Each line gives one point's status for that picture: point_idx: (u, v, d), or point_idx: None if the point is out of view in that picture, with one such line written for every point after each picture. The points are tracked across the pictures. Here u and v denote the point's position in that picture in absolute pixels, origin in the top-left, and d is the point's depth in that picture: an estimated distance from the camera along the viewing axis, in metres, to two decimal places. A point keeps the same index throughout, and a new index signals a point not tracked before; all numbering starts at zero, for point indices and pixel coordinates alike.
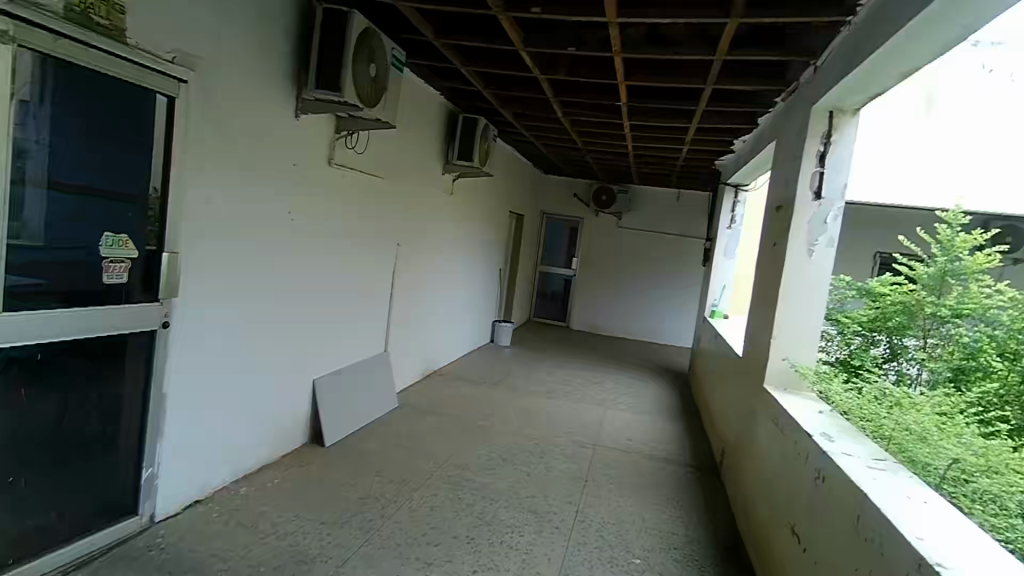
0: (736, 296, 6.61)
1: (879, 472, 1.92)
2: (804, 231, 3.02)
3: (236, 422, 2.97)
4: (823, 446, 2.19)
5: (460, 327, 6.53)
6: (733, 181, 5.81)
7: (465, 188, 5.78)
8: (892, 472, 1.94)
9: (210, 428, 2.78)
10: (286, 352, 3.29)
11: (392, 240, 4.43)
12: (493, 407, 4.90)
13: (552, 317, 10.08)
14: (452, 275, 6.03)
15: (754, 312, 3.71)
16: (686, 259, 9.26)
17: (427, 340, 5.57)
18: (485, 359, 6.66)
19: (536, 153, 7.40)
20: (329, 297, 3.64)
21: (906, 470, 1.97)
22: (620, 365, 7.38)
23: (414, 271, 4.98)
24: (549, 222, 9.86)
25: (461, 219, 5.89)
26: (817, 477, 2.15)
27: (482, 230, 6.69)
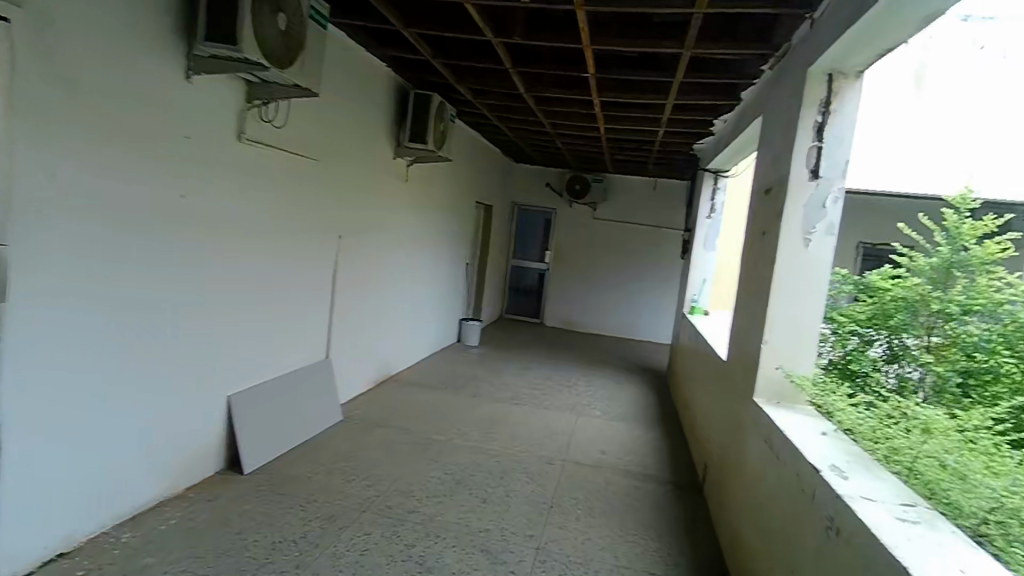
0: (718, 290, 6.19)
1: (911, 526, 1.49)
2: (798, 217, 2.57)
3: (117, 451, 2.43)
4: (835, 485, 1.74)
5: (422, 326, 6.00)
6: (714, 167, 5.39)
7: (422, 175, 5.24)
8: (927, 524, 1.52)
9: (75, 460, 2.23)
10: (190, 365, 2.77)
11: (331, 231, 3.89)
12: (452, 417, 4.40)
13: (525, 313, 9.60)
14: (411, 271, 5.50)
15: (739, 311, 3.27)
16: (664, 250, 8.86)
17: (382, 343, 5.04)
18: (449, 361, 6.14)
19: (503, 138, 6.89)
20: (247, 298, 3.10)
21: (944, 524, 1.54)
22: (596, 365, 6.93)
23: (362, 267, 4.44)
24: (521, 214, 9.36)
25: (419, 209, 5.36)
26: (831, 528, 1.70)
27: (445, 222, 6.16)
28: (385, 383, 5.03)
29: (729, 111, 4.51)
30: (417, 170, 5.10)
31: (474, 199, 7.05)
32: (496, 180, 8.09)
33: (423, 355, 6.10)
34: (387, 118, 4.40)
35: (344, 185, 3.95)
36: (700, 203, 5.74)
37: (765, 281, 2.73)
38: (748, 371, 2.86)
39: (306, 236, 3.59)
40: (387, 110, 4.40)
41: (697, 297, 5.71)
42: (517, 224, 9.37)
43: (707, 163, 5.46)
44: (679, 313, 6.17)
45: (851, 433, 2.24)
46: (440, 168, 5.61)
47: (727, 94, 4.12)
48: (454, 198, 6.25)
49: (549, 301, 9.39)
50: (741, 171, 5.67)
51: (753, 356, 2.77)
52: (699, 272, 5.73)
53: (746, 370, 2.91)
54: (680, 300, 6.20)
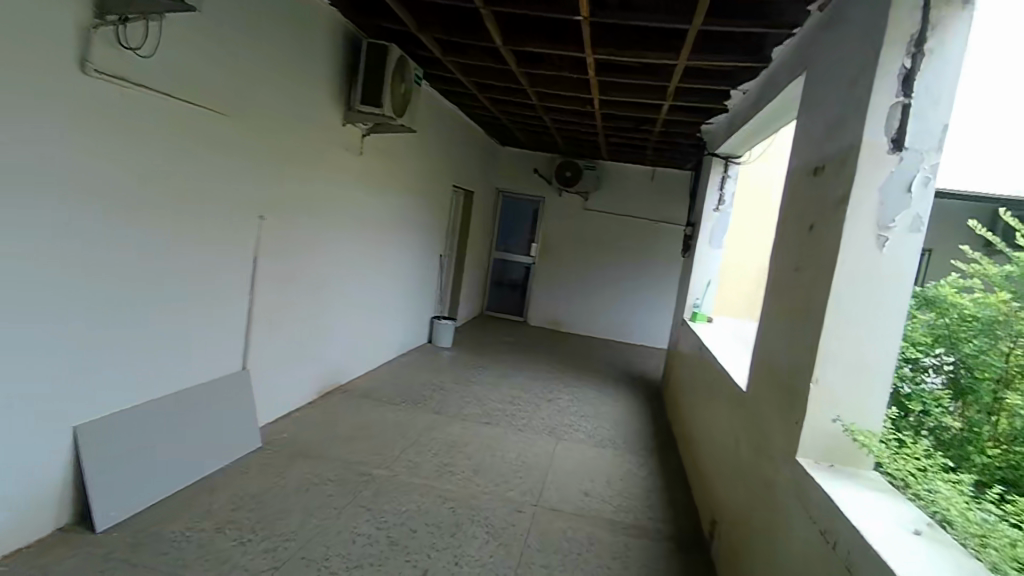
0: (723, 294, 5.44)
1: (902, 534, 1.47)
2: (871, 206, 1.80)
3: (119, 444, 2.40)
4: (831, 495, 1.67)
5: (385, 325, 5.19)
6: (723, 152, 4.68)
7: (383, 148, 4.43)
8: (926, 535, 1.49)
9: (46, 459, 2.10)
10: (180, 357, 2.74)
11: (251, 208, 3.07)
12: (405, 439, 3.62)
13: (508, 311, 8.82)
14: (370, 261, 4.68)
15: (769, 327, 2.52)
16: (660, 246, 8.12)
17: (330, 347, 4.23)
18: (415, 365, 5.36)
19: (485, 114, 6.08)
20: (127, 296, 2.35)
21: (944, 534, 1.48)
22: (582, 372, 6.17)
23: (298, 254, 3.62)
24: (506, 201, 8.56)
25: (381, 189, 4.56)
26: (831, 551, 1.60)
27: (415, 207, 5.36)
28: (333, 394, 4.24)
29: (750, 80, 3.72)
30: (376, 140, 4.28)
31: (450, 182, 6.26)
32: (477, 163, 7.29)
33: (384, 359, 5.30)
34: (332, 73, 3.58)
35: (268, 150, 3.13)
36: (706, 192, 4.98)
37: (815, 292, 1.97)
38: (783, 414, 2.10)
39: (213, 213, 2.79)
40: (332, 61, 3.57)
41: (697, 300, 4.93)
42: (501, 212, 8.57)
43: (715, 148, 4.74)
44: (679, 319, 5.42)
45: (951, 527, 1.49)
46: (407, 139, 4.80)
47: (750, 56, 3.34)
48: (425, 179, 5.45)
49: (534, 297, 8.60)
50: (754, 157, 4.94)
51: (794, 392, 2.02)
52: (703, 273, 4.94)
53: (779, 410, 2.15)
54: (680, 304, 5.44)
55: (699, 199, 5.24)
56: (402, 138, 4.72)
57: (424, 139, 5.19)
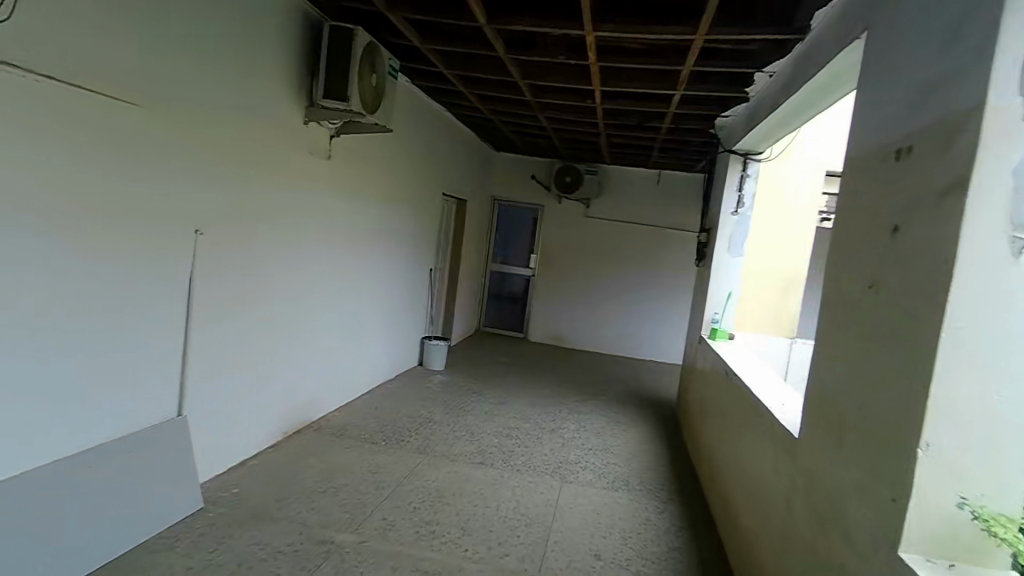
0: (743, 308, 4.90)
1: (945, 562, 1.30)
2: (999, 197, 1.26)
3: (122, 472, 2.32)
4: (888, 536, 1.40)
5: (365, 349, 4.64)
6: (742, 148, 4.17)
7: (357, 150, 3.91)
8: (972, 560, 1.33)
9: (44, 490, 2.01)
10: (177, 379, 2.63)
11: (185, 218, 2.53)
12: (380, 490, 3.06)
13: (508, 327, 8.26)
14: (347, 278, 4.14)
15: (830, 357, 1.96)
16: (669, 255, 7.59)
17: (299, 378, 3.68)
18: (401, 393, 4.81)
19: (476, 114, 5.58)
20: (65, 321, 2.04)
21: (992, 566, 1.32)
22: (588, 394, 5.60)
23: (253, 273, 3.08)
24: (502, 211, 8.05)
25: (357, 197, 4.02)
26: None
27: (399, 217, 4.85)
28: (303, 433, 3.68)
29: (777, 61, 3.19)
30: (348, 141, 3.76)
31: (438, 189, 5.75)
32: (469, 170, 6.79)
33: (368, 386, 4.76)
34: (288, 61, 3.07)
35: (208, 149, 2.62)
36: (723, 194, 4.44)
37: (913, 318, 1.42)
38: (866, 482, 1.55)
39: (130, 228, 2.26)
40: (287, 48, 3.06)
41: (716, 315, 4.37)
42: (497, 222, 8.06)
43: (732, 143, 4.24)
44: (694, 336, 4.87)
45: None
46: (385, 141, 4.28)
47: (780, 28, 2.82)
48: (408, 185, 4.92)
49: (534, 312, 8.04)
50: (774, 153, 4.41)
51: (884, 455, 1.46)
52: (722, 285, 4.38)
53: (858, 475, 1.60)
54: (695, 319, 4.88)
55: (715, 203, 4.71)
56: (379, 139, 4.21)
57: (405, 142, 4.68)
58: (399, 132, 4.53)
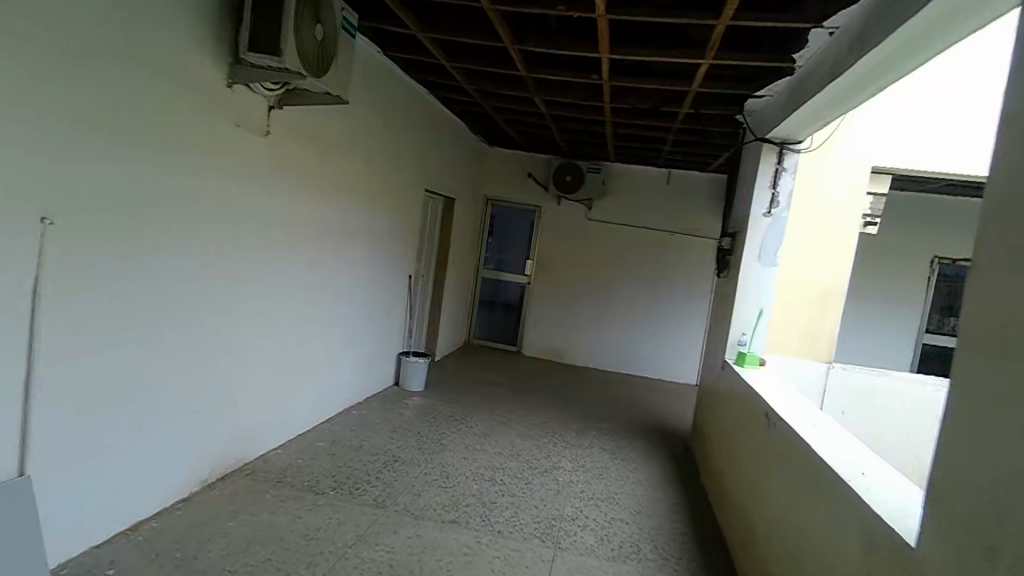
0: (776, 329, 4.18)
1: None
2: None
3: None
4: None
5: (324, 371, 3.88)
6: (779, 135, 3.44)
7: (310, 129, 3.18)
8: None
9: None
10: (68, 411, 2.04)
11: (27, 199, 1.78)
12: (313, 570, 2.30)
13: (501, 340, 7.50)
14: (298, 286, 3.39)
15: (990, 432, 1.22)
16: (679, 263, 6.88)
17: (229, 413, 2.92)
18: (369, 422, 4.06)
19: (465, 99, 4.87)
20: None
21: None
22: (589, 422, 4.86)
23: (153, 279, 2.32)
24: (497, 212, 7.32)
25: (309, 186, 3.29)
26: None
27: (368, 214, 4.12)
28: (234, 480, 2.92)
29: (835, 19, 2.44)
30: (295, 115, 3.02)
31: (421, 185, 5.03)
32: (459, 164, 6.07)
33: (327, 414, 4.00)
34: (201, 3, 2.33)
35: (64, 104, 1.85)
36: (751, 191, 3.72)
37: None
38: None
39: None
40: None
41: (744, 337, 3.64)
42: (491, 224, 7.33)
43: (766, 131, 3.51)
44: (715, 359, 4.13)
45: None
46: (348, 119, 3.55)
47: None
48: (380, 177, 4.19)
49: (530, 324, 7.29)
50: (814, 144, 3.70)
51: None
52: (751, 302, 3.65)
53: None
54: (717, 340, 4.14)
55: (741, 203, 3.97)
56: (340, 117, 3.48)
57: (375, 124, 3.95)
58: (367, 111, 3.80)
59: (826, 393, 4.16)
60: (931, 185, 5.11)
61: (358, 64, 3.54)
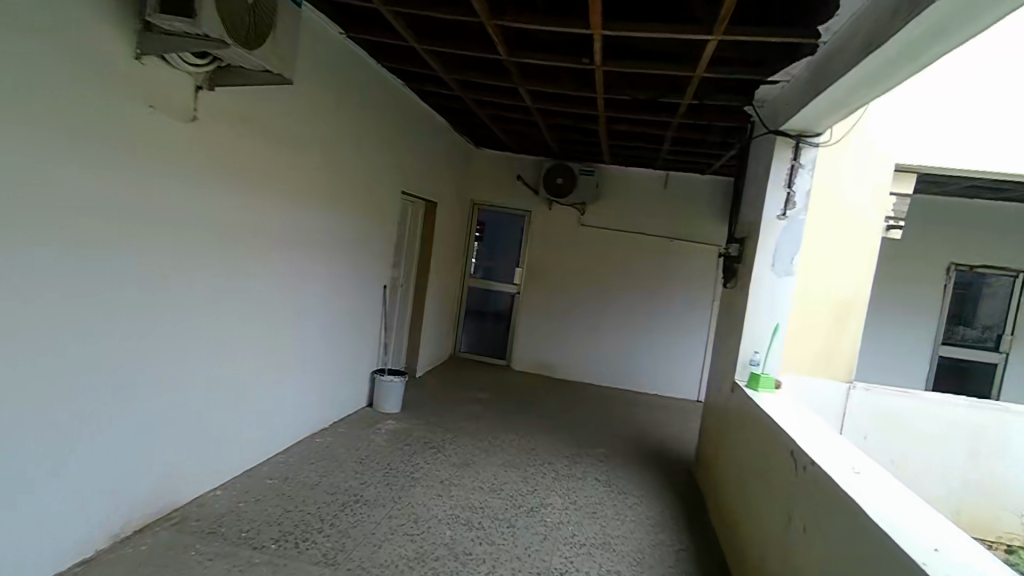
0: (793, 347, 3.68)
1: None
2: None
3: None
4: None
5: (281, 395, 3.40)
6: (794, 126, 3.03)
7: (248, 117, 2.73)
8: None
9: None
10: None
11: None
12: None
13: (489, 354, 7.04)
14: (242, 299, 2.92)
15: None
16: (677, 271, 6.46)
17: (149, 452, 2.44)
18: (333, 451, 3.59)
19: (445, 93, 4.44)
20: None
21: None
22: (582, 447, 4.40)
23: (33, 294, 1.86)
24: (484, 217, 6.90)
25: (249, 182, 2.82)
26: None
27: (330, 217, 3.66)
28: (156, 532, 2.44)
29: None
30: (229, 98, 2.57)
31: (395, 186, 4.58)
32: (442, 166, 5.64)
33: (286, 443, 3.51)
34: None
35: None
36: (763, 190, 3.29)
37: None
38: None
39: None
40: None
41: (757, 354, 3.22)
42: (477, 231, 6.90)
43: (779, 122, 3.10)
44: (722, 378, 3.69)
45: None
46: (292, 103, 3.05)
47: None
48: (344, 175, 3.73)
49: (520, 336, 6.83)
50: (833, 138, 3.27)
51: None
52: (764, 316, 3.22)
53: None
54: (723, 357, 3.69)
55: (750, 205, 3.54)
56: (287, 103, 3.02)
57: (331, 113, 3.48)
58: (320, 97, 3.32)
59: (845, 415, 3.74)
60: (952, 186, 4.71)
61: (302, 37, 3.03)
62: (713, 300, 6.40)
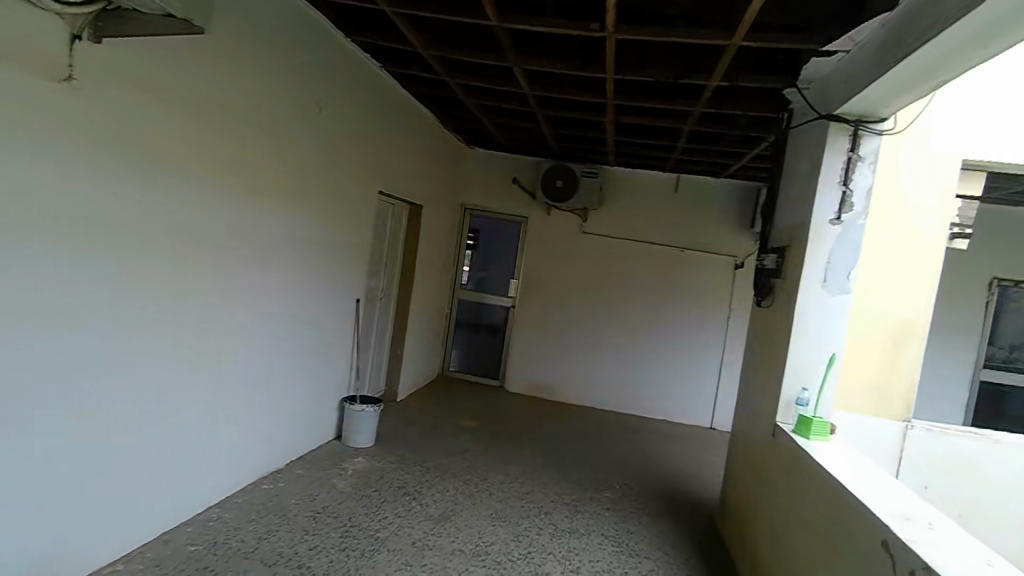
0: (847, 378, 3.07)
1: None
2: None
3: None
4: None
5: (217, 435, 2.75)
6: (854, 107, 2.44)
7: (153, 83, 2.10)
8: None
9: None
10: None
11: None
12: None
13: (480, 373, 6.40)
14: (151, 317, 2.26)
15: None
16: (689, 284, 5.86)
17: (47, 506, 1.94)
18: (283, 501, 2.94)
19: (427, 77, 3.84)
20: None
21: None
22: (585, 489, 3.76)
23: (6, 286, 1.70)
24: (476, 224, 6.29)
25: (156, 168, 2.17)
26: None
27: (277, 217, 3.02)
28: None
29: None
30: (122, 53, 1.95)
31: (366, 184, 3.95)
32: (428, 165, 5.04)
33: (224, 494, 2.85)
34: None
35: None
36: (810, 188, 2.70)
37: None
38: None
39: None
40: None
41: (806, 392, 2.60)
42: (469, 238, 6.29)
43: (834, 104, 2.52)
44: (754, 415, 3.07)
45: None
46: (214, 70, 2.41)
47: None
48: (290, 165, 3.09)
49: (514, 354, 6.19)
50: (897, 127, 2.67)
51: None
52: (813, 344, 2.60)
53: None
54: (757, 391, 3.06)
55: (791, 207, 2.94)
56: (211, 70, 2.38)
57: (271, 89, 2.83)
58: (254, 67, 2.68)
59: (903, 458, 3.10)
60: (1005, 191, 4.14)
61: None
62: (728, 315, 5.80)
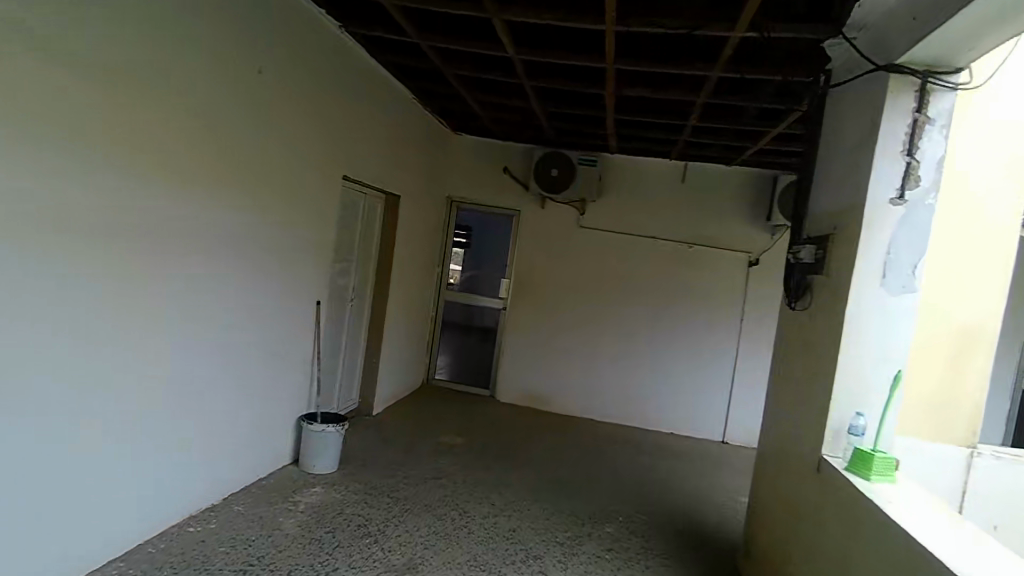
0: (914, 402, 2.52)
1: None
2: None
3: None
4: None
5: (152, 463, 2.36)
6: (924, 54, 1.91)
7: (58, 46, 1.75)
8: None
9: None
10: None
11: None
12: None
13: (468, 381, 5.84)
14: (58, 327, 1.87)
15: None
16: (698, 283, 5.31)
17: (47, 515, 1.93)
18: (210, 550, 2.39)
19: (396, 39, 3.29)
20: None
21: None
22: (582, 522, 3.20)
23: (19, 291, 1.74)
24: (464, 218, 5.73)
25: (55, 149, 1.78)
26: None
27: (228, 212, 2.59)
28: None
29: None
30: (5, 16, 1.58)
31: (331, 169, 3.43)
32: (408, 151, 4.52)
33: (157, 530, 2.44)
34: None
35: None
36: (861, 161, 2.15)
37: None
38: None
39: None
40: None
41: (861, 418, 2.06)
42: (455, 234, 5.74)
43: (896, 52, 1.98)
44: (788, 439, 2.53)
45: None
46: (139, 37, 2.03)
47: None
48: (228, 140, 2.54)
49: (505, 360, 5.63)
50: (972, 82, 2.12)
51: None
52: (869, 356, 2.07)
53: None
54: (793, 411, 2.50)
55: (834, 186, 2.39)
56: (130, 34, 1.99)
57: (222, 69, 2.44)
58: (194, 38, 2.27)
59: (970, 493, 2.52)
60: None
61: None
62: (740, 317, 5.26)
